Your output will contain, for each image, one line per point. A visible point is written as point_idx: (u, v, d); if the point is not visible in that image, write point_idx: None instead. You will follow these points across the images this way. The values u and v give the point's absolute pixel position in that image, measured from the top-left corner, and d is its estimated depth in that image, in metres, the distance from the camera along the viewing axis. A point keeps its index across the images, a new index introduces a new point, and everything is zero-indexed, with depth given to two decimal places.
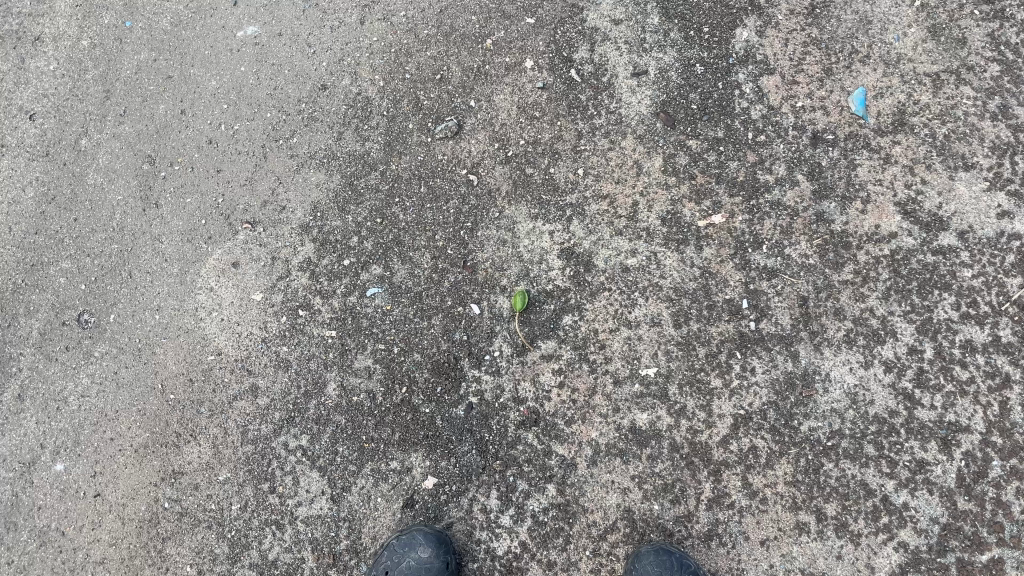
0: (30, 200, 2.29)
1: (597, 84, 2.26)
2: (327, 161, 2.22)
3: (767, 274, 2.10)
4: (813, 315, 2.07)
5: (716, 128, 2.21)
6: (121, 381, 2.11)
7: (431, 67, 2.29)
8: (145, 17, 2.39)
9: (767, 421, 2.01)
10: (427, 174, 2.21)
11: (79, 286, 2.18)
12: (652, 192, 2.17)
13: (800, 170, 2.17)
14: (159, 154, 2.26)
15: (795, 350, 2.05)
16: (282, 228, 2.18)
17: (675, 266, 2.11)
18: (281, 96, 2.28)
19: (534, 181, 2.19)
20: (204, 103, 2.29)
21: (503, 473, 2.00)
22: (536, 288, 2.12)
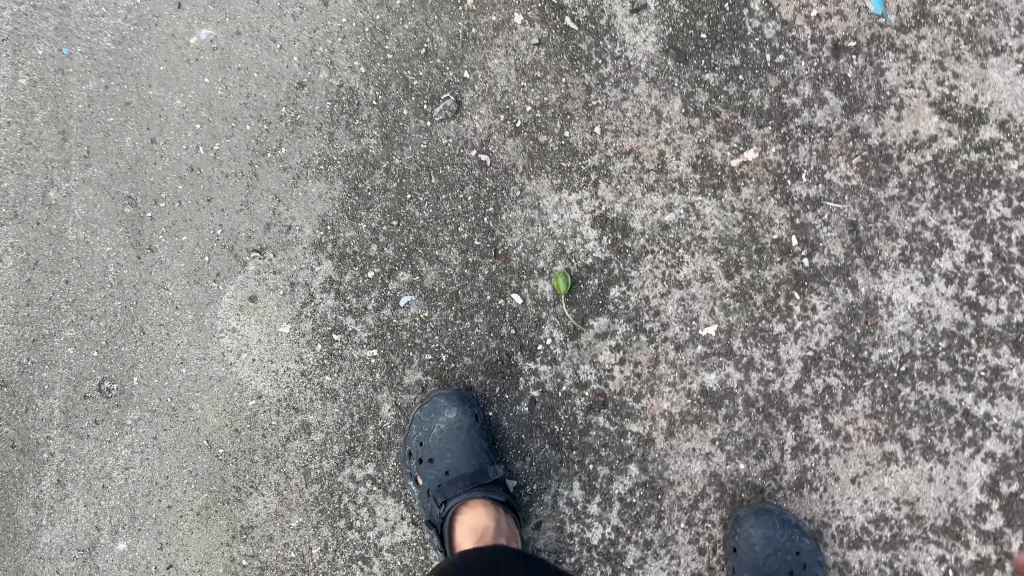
0: (9, 269, 2.05)
1: (596, 29, 2.06)
2: (324, 168, 2.04)
3: (811, 205, 2.00)
4: (864, 240, 1.99)
5: (731, 55, 2.04)
6: (163, 445, 1.99)
7: (412, 41, 2.07)
8: (81, 39, 2.09)
9: (837, 357, 1.96)
10: (434, 163, 2.04)
11: (90, 353, 2.01)
12: (678, 138, 2.03)
13: (826, 86, 2.03)
14: (139, 192, 2.05)
15: (852, 279, 1.98)
16: (294, 250, 2.02)
17: (716, 213, 2.00)
18: (256, 103, 2.07)
19: (551, 149, 2.04)
20: (174, 127, 2.07)
21: (582, 462, 1.95)
22: (575, 264, 1.99)
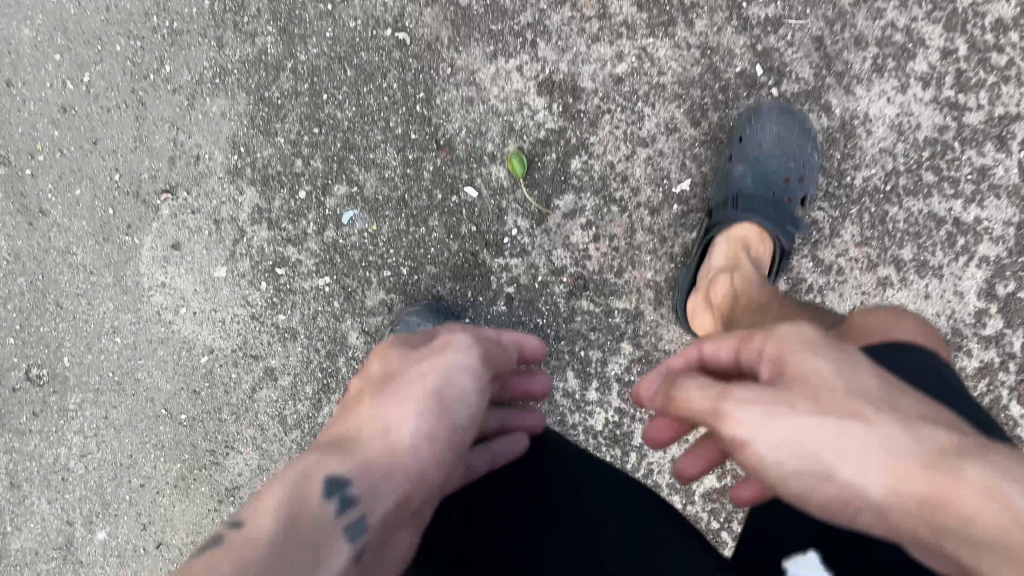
0: None
1: None
2: (221, 80, 1.76)
3: (772, 26, 1.79)
4: (833, 55, 1.80)
5: None
6: (118, 424, 1.81)
7: None
8: None
9: (820, 190, 1.84)
10: (346, 53, 1.76)
11: (9, 339, 1.82)
12: None
13: None
14: (10, 148, 1.80)
15: (825, 101, 1.81)
16: (207, 183, 1.77)
17: (670, 55, 1.78)
18: (122, 16, 1.76)
19: (475, 14, 1.76)
20: (29, 63, 1.78)
21: (572, 351, 1.82)
22: (528, 140, 1.78)
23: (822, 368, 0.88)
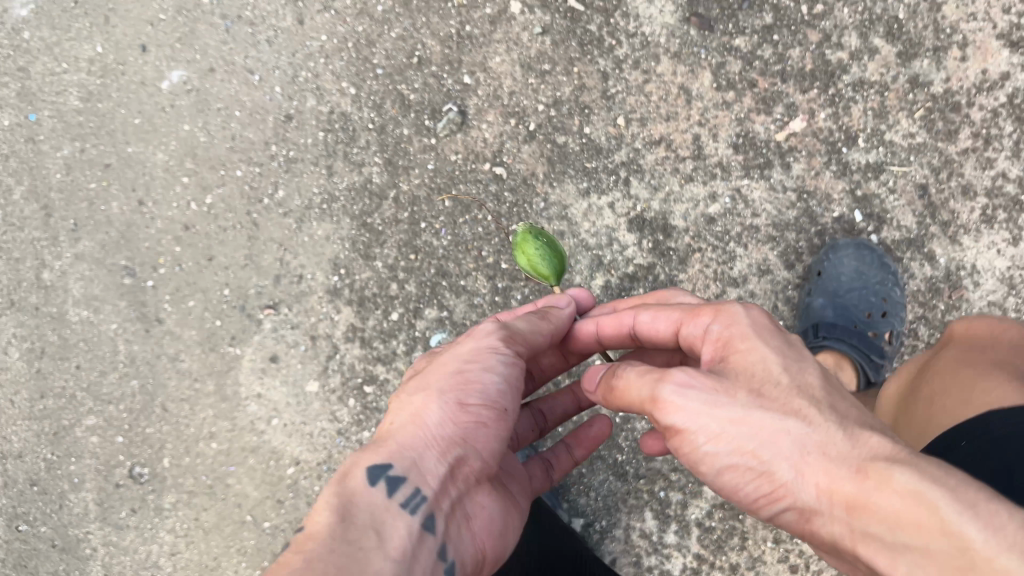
0: (17, 360, 1.91)
1: (604, 6, 1.83)
2: (328, 207, 1.86)
3: (873, 173, 1.78)
4: (939, 204, 1.77)
5: (761, 13, 1.81)
6: (206, 525, 1.87)
7: (402, 51, 1.87)
8: (46, 101, 1.92)
9: (921, 341, 1.76)
10: (445, 184, 1.84)
11: (115, 439, 1.89)
12: (713, 116, 1.81)
13: (875, 34, 1.79)
14: (137, 260, 1.90)
15: (929, 250, 1.77)
16: (308, 300, 1.86)
17: (765, 196, 1.79)
18: (243, 144, 1.88)
19: (571, 151, 1.84)
20: (161, 185, 1.90)
21: (651, 490, 1.80)
22: (616, 275, 1.80)
23: (745, 406, 1.00)
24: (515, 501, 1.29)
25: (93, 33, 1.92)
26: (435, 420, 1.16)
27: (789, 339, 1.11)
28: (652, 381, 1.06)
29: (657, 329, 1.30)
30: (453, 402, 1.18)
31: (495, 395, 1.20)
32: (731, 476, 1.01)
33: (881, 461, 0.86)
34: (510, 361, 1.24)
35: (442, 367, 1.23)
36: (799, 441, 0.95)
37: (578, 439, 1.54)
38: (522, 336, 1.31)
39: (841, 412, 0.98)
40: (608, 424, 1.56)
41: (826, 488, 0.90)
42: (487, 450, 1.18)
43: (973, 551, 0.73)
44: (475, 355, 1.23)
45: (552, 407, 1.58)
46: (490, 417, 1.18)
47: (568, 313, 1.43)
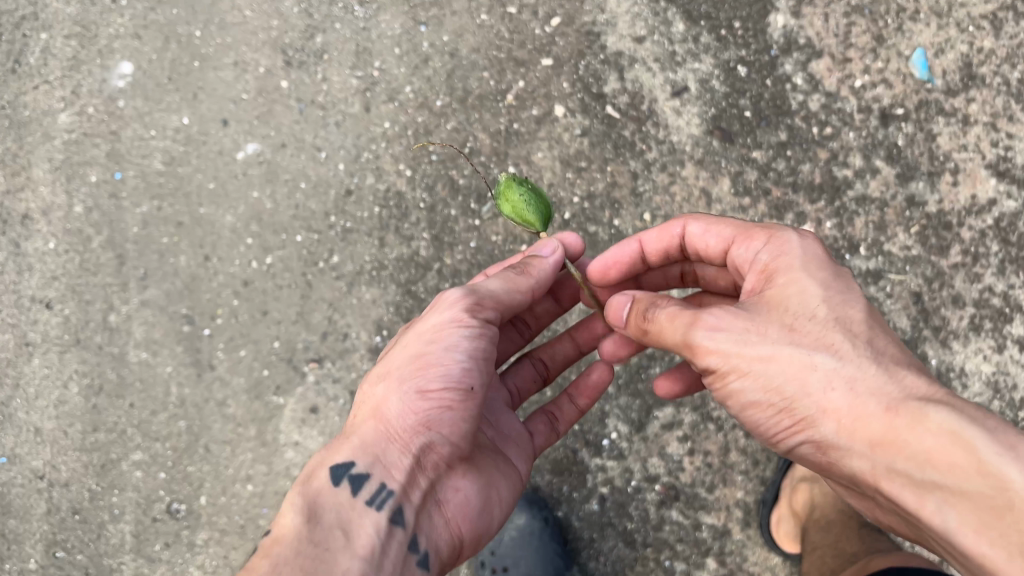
0: (76, 394, 2.06)
1: (638, 115, 2.07)
2: (377, 274, 2.05)
3: (872, 278, 1.96)
4: (931, 310, 1.95)
5: (777, 132, 2.04)
6: (234, 564, 1.97)
7: (456, 141, 2.09)
8: (133, 162, 2.14)
9: None
10: (485, 262, 2.04)
11: (158, 475, 2.01)
12: (730, 218, 2.01)
13: (877, 156, 2.02)
14: (197, 310, 2.07)
15: (922, 351, 1.94)
16: (350, 358, 2.02)
17: None
18: (305, 213, 2.08)
19: (601, 240, 2.03)
20: (227, 243, 2.09)
21: (657, 558, 1.92)
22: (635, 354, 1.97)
23: (786, 347, 1.26)
24: (506, 465, 1.57)
25: (182, 107, 2.16)
26: (397, 409, 1.37)
27: (835, 271, 1.35)
28: (690, 329, 1.32)
29: (708, 244, 1.57)
30: (413, 390, 1.37)
31: (458, 377, 1.37)
32: (764, 406, 1.29)
33: (911, 402, 1.15)
34: (473, 336, 1.40)
35: (409, 347, 1.41)
36: (835, 377, 1.21)
37: (581, 390, 1.78)
38: (488, 300, 1.47)
39: (876, 346, 1.25)
40: (609, 369, 1.76)
41: (853, 418, 1.18)
42: (454, 429, 1.38)
43: (1004, 484, 1.02)
44: (437, 335, 1.40)
45: (553, 355, 1.83)
46: (454, 399, 1.37)
47: (551, 263, 1.57)
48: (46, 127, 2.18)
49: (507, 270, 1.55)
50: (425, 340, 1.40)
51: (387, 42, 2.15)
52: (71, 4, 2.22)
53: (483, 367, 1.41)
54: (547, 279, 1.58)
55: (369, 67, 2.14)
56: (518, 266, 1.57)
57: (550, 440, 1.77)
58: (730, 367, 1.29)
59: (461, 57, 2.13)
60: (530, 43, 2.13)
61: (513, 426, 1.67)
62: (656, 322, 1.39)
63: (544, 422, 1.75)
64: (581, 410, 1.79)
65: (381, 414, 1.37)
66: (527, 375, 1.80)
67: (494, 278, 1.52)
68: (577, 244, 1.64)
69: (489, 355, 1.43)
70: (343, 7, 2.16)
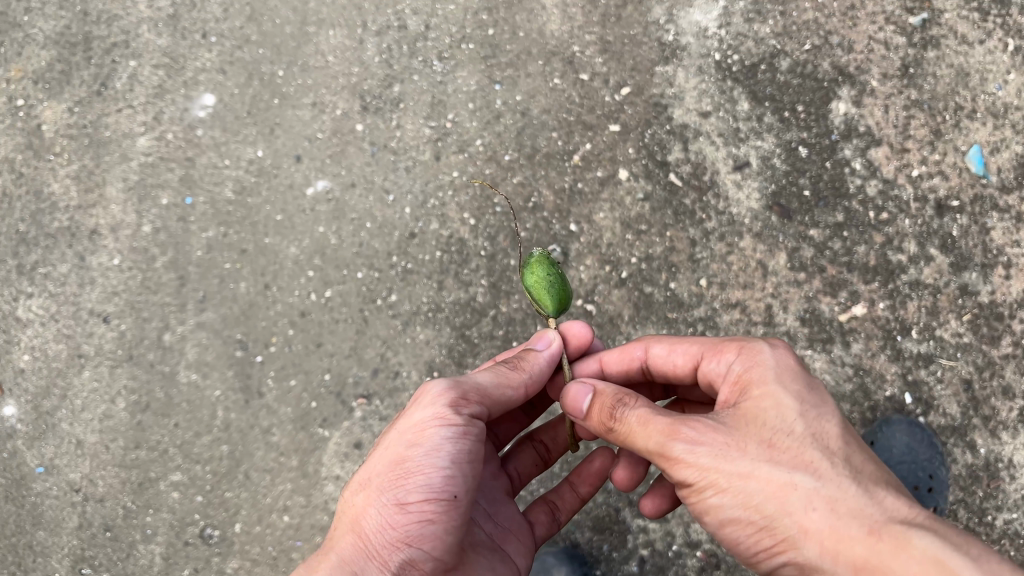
0: (122, 410, 2.07)
1: (699, 185, 2.12)
2: (433, 315, 2.08)
3: (923, 361, 2.00)
4: (981, 398, 1.99)
5: (834, 213, 2.10)
6: None
7: (521, 195, 2.14)
8: (204, 189, 2.19)
9: (960, 522, 1.93)
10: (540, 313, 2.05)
11: (195, 498, 2.01)
12: (785, 291, 2.05)
13: (932, 244, 2.07)
14: (252, 337, 2.09)
15: (970, 439, 1.97)
16: (399, 396, 2.04)
17: (825, 367, 2.00)
18: (368, 251, 2.13)
19: (656, 300, 2.06)
20: (288, 274, 2.13)
21: None
22: None
23: (765, 465, 1.21)
24: (502, 565, 1.54)
25: (257, 140, 2.21)
26: (379, 523, 1.31)
27: (808, 382, 1.32)
28: (667, 438, 1.24)
29: (676, 362, 1.55)
30: (393, 501, 1.31)
31: (440, 487, 1.31)
32: (739, 524, 1.23)
33: (893, 525, 1.13)
34: (456, 436, 1.34)
35: (391, 452, 1.36)
36: (815, 497, 1.17)
37: (582, 478, 1.77)
38: (474, 393, 1.42)
39: (852, 465, 1.22)
40: (610, 458, 1.75)
41: (836, 540, 1.14)
42: (435, 543, 1.31)
43: None
44: (418, 437, 1.34)
45: (554, 439, 1.82)
46: (435, 511, 1.30)
47: (544, 359, 1.57)
48: (124, 148, 2.23)
49: (500, 364, 1.52)
50: (407, 445, 1.34)
51: (461, 96, 2.22)
52: (162, 35, 2.29)
53: (468, 471, 1.34)
54: (542, 374, 1.57)
55: (443, 118, 2.21)
56: (512, 361, 1.54)
57: (551, 529, 1.76)
58: (707, 481, 1.22)
59: (532, 116, 2.20)
60: (599, 108, 2.20)
61: (512, 518, 1.67)
62: (626, 422, 1.31)
63: (544, 512, 1.74)
64: (582, 498, 1.79)
65: (362, 528, 1.32)
66: (528, 460, 1.80)
67: (486, 371, 1.48)
68: (582, 332, 1.66)
69: (474, 457, 1.36)
70: (422, 61, 2.25)
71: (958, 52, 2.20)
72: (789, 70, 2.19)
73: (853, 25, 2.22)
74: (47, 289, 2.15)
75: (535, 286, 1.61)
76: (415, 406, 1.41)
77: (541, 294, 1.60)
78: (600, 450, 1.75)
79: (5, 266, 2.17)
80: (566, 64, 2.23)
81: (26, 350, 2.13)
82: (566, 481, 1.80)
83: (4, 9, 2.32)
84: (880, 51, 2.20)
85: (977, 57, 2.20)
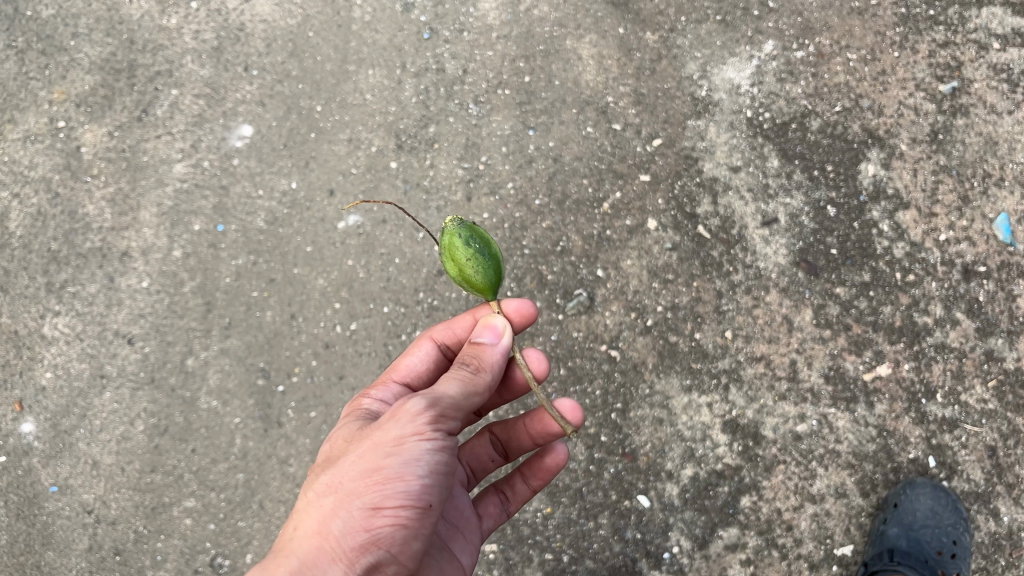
0: (140, 432, 2.07)
1: (727, 238, 2.14)
2: None
3: (947, 426, 2.02)
4: (1005, 466, 2.01)
5: (861, 272, 2.11)
6: None
7: (549, 239, 2.15)
8: (237, 218, 2.21)
9: None
10: (565, 355, 2.06)
11: (207, 525, 2.01)
12: (810, 347, 2.07)
13: (957, 308, 2.09)
14: (275, 366, 2.10)
15: (994, 506, 1.99)
16: None
17: (848, 426, 2.02)
18: (395, 286, 2.15)
19: (680, 350, 2.07)
20: (314, 305, 2.14)
21: None
22: (705, 468, 2.00)
23: None
24: (449, 564, 1.52)
25: (292, 172, 2.24)
26: (347, 529, 1.21)
27: None
28: None
29: None
30: (364, 509, 1.22)
31: (416, 497, 1.24)
32: None
33: None
34: (436, 448, 1.28)
35: (365, 457, 1.26)
36: None
37: (533, 471, 1.74)
38: (451, 407, 1.34)
39: None
40: (562, 454, 1.71)
41: None
42: (403, 547, 1.26)
43: None
44: (398, 446, 1.26)
45: (508, 435, 1.76)
46: (408, 517, 1.24)
47: (499, 353, 1.48)
48: (161, 173, 2.25)
49: (461, 367, 1.42)
50: (385, 454, 1.25)
51: (495, 140, 2.24)
52: (205, 67, 2.33)
53: (442, 482, 1.29)
54: (496, 370, 1.49)
55: (476, 160, 2.23)
56: (469, 361, 1.44)
57: (501, 519, 1.77)
58: None
59: (564, 162, 2.22)
60: (631, 157, 2.22)
61: (462, 513, 1.63)
62: None
63: (495, 503, 1.74)
64: (534, 489, 1.77)
65: (325, 533, 1.21)
66: (481, 451, 1.80)
67: (453, 377, 1.39)
68: (518, 309, 1.66)
69: (450, 467, 1.31)
70: (459, 103, 2.28)
71: (986, 121, 2.24)
72: (819, 131, 2.22)
73: (883, 89, 2.25)
74: (74, 308, 2.16)
75: (463, 277, 1.50)
76: (390, 412, 1.31)
77: (471, 282, 1.50)
78: (553, 447, 1.71)
79: (34, 283, 2.18)
80: (599, 114, 2.26)
81: (48, 368, 2.12)
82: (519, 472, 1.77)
83: (52, 32, 2.36)
84: (910, 116, 2.23)
85: (1006, 127, 2.24)
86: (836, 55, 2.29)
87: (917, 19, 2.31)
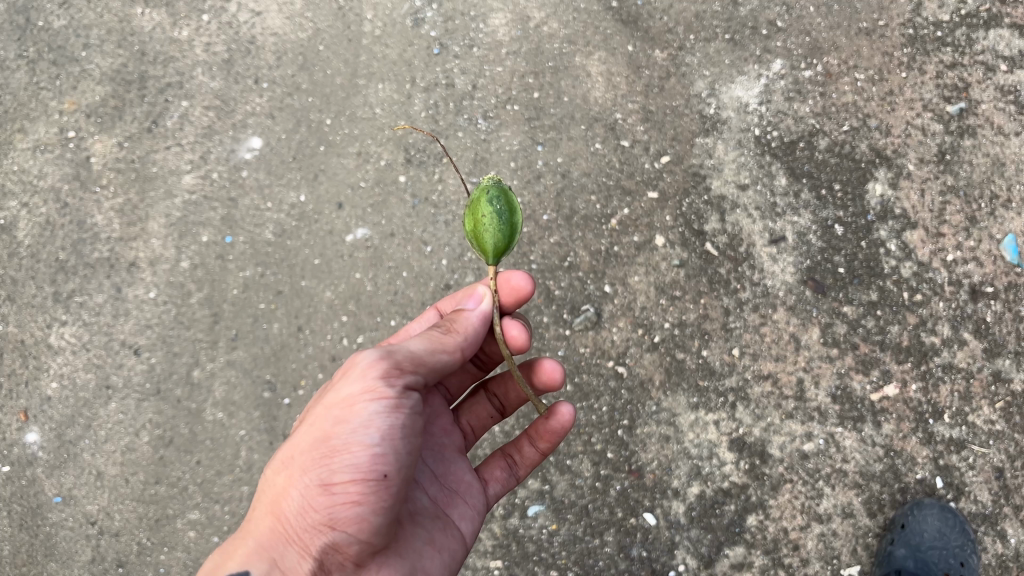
0: (145, 443, 2.07)
1: (734, 256, 2.14)
2: None
3: (955, 446, 2.02)
4: (1012, 487, 2.01)
5: (868, 291, 2.11)
6: None
7: (557, 254, 2.15)
8: (245, 229, 2.21)
9: None
10: (571, 370, 2.06)
11: (211, 538, 2.00)
12: (817, 366, 2.07)
13: (965, 328, 2.09)
14: (281, 379, 2.09)
15: (1001, 528, 1.98)
16: None
17: (856, 446, 2.02)
18: (402, 300, 2.15)
19: (687, 367, 2.07)
20: (322, 317, 2.14)
21: None
22: (711, 486, 1.99)
23: None
24: (442, 534, 1.51)
25: (301, 185, 2.24)
26: (299, 511, 1.25)
27: None
28: None
29: None
30: (315, 488, 1.24)
31: (368, 469, 1.22)
32: None
33: None
34: (388, 411, 1.26)
35: (317, 426, 1.28)
36: None
37: (540, 433, 1.72)
38: (408, 362, 1.34)
39: None
40: (567, 416, 1.67)
41: None
42: (362, 524, 1.25)
43: None
44: (347, 411, 1.25)
45: (506, 391, 1.79)
46: (361, 492, 1.22)
47: (477, 318, 1.50)
48: (170, 184, 2.26)
49: (432, 328, 1.45)
50: (335, 425, 1.25)
51: (504, 155, 2.25)
52: (215, 79, 2.34)
53: (402, 447, 1.27)
54: (477, 333, 1.51)
55: (484, 175, 2.23)
56: (444, 323, 1.48)
57: (509, 484, 1.75)
58: None
59: (572, 178, 2.22)
60: (639, 173, 2.23)
61: (462, 478, 1.63)
62: None
63: (501, 467, 1.73)
64: (542, 451, 1.75)
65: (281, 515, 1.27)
66: (481, 413, 1.79)
67: (417, 338, 1.41)
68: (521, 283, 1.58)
69: (410, 428, 1.29)
70: (468, 118, 2.28)
71: (994, 143, 2.25)
72: (827, 150, 2.22)
73: (891, 109, 2.26)
74: (81, 318, 2.16)
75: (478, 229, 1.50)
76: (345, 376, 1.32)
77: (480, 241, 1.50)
78: (558, 409, 1.67)
79: (42, 292, 2.18)
80: (608, 130, 2.27)
81: (54, 378, 2.12)
82: (526, 434, 1.75)
83: (63, 43, 2.37)
84: (917, 136, 2.24)
85: (1013, 149, 2.25)
86: (844, 75, 2.30)
87: (924, 40, 2.32)
